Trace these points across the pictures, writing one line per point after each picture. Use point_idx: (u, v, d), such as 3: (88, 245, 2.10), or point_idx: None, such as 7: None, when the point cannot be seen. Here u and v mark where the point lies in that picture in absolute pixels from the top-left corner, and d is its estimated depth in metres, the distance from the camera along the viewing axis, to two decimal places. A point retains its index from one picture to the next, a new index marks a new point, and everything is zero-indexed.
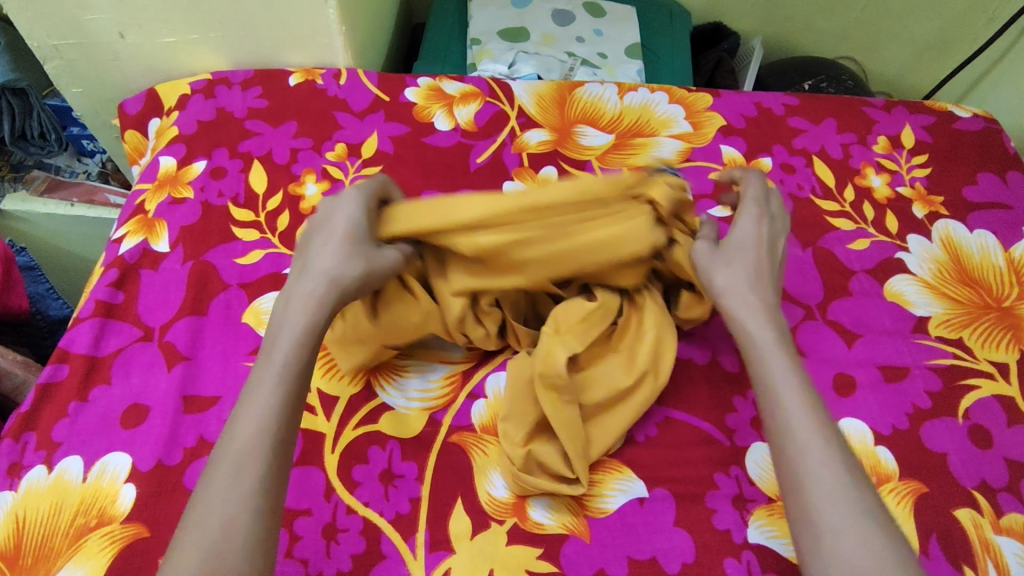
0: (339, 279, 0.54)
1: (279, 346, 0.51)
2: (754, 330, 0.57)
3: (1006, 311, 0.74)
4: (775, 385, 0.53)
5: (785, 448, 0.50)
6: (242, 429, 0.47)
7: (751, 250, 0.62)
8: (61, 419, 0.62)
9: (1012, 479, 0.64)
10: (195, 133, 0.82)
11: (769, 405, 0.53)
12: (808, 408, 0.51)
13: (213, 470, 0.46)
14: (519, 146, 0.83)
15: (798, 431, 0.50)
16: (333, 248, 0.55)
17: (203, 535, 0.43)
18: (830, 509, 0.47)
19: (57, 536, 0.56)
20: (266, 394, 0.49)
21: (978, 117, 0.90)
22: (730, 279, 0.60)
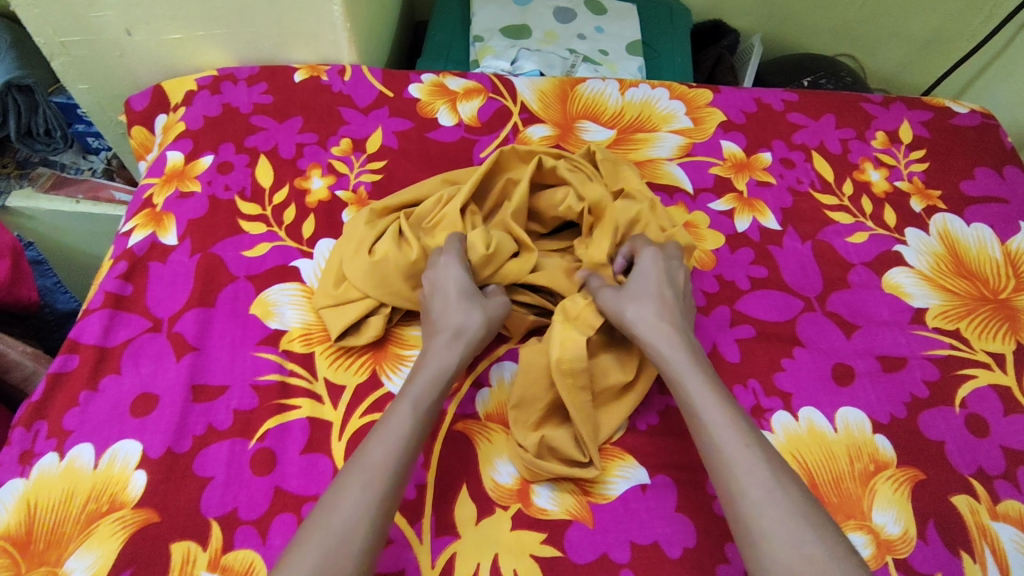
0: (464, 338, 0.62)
1: (415, 382, 0.58)
2: (671, 355, 0.60)
3: (1002, 303, 0.75)
4: (698, 406, 0.56)
5: (716, 462, 0.53)
6: (372, 449, 0.53)
7: (657, 285, 0.65)
8: (71, 408, 0.63)
9: (1008, 466, 0.66)
10: (202, 128, 0.83)
11: (696, 426, 0.56)
12: (730, 424, 0.54)
13: (343, 480, 0.51)
14: (521, 141, 0.84)
15: (725, 447, 0.53)
16: (456, 306, 0.63)
17: (327, 537, 0.48)
18: (769, 518, 0.49)
19: (69, 522, 0.57)
20: (400, 422, 0.55)
21: (975, 113, 0.91)
22: (636, 310, 0.62)
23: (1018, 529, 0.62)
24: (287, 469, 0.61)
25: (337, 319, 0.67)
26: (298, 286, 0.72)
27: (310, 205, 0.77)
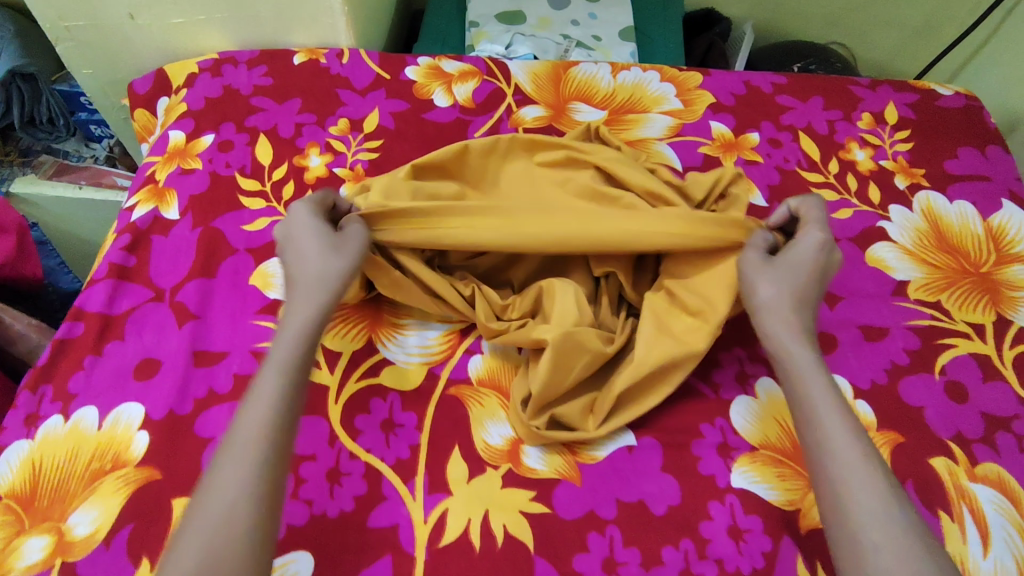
0: (313, 298, 0.57)
1: (281, 344, 0.54)
2: (794, 348, 0.57)
3: (983, 275, 0.77)
4: (812, 400, 0.54)
5: (817, 456, 0.52)
6: (245, 422, 0.50)
7: (807, 271, 0.61)
8: (76, 372, 0.65)
9: (987, 430, 0.67)
10: (203, 109, 0.85)
11: (807, 421, 0.53)
12: (847, 426, 0.52)
13: (219, 468, 0.48)
14: (515, 121, 0.86)
15: (830, 442, 0.51)
16: (319, 257, 0.59)
17: (208, 517, 0.45)
18: (874, 523, 0.47)
19: (74, 479, 0.59)
20: (265, 393, 0.51)
21: (960, 95, 0.93)
22: (770, 294, 0.60)
23: (996, 490, 0.64)
24: None
25: None
26: None
27: (308, 182, 0.79)
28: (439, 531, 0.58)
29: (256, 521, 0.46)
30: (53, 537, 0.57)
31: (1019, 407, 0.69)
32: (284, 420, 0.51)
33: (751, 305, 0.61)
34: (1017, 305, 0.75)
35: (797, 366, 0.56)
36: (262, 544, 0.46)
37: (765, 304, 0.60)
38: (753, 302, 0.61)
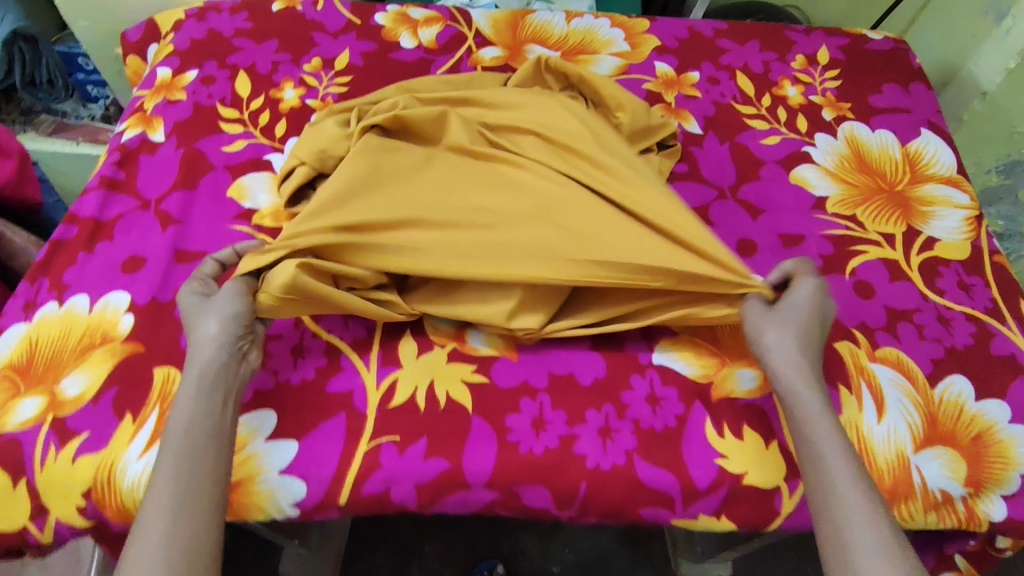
0: (198, 375, 0.57)
1: (177, 412, 0.55)
2: (803, 395, 0.58)
3: (897, 193, 0.84)
4: (820, 447, 0.55)
5: (824, 501, 0.52)
6: (155, 492, 0.51)
7: (808, 316, 0.62)
8: (71, 266, 0.73)
9: (890, 321, 0.74)
10: (188, 49, 0.93)
11: (813, 468, 0.54)
12: (854, 473, 0.53)
13: (130, 548, 0.49)
14: (474, 61, 0.94)
15: (838, 489, 0.52)
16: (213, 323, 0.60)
17: None
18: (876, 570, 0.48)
19: (67, 352, 0.67)
20: (168, 463, 0.52)
21: (888, 39, 1.01)
22: (788, 337, 0.60)
23: (895, 369, 0.70)
24: None
25: (287, 188, 0.76)
26: (269, 174, 0.81)
27: (283, 111, 0.87)
28: (389, 395, 0.65)
29: None
30: (47, 397, 0.64)
31: (921, 302, 0.76)
32: (191, 480, 0.52)
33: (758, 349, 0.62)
34: (926, 218, 0.82)
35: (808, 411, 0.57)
36: None
37: (774, 353, 0.60)
38: (762, 350, 0.61)
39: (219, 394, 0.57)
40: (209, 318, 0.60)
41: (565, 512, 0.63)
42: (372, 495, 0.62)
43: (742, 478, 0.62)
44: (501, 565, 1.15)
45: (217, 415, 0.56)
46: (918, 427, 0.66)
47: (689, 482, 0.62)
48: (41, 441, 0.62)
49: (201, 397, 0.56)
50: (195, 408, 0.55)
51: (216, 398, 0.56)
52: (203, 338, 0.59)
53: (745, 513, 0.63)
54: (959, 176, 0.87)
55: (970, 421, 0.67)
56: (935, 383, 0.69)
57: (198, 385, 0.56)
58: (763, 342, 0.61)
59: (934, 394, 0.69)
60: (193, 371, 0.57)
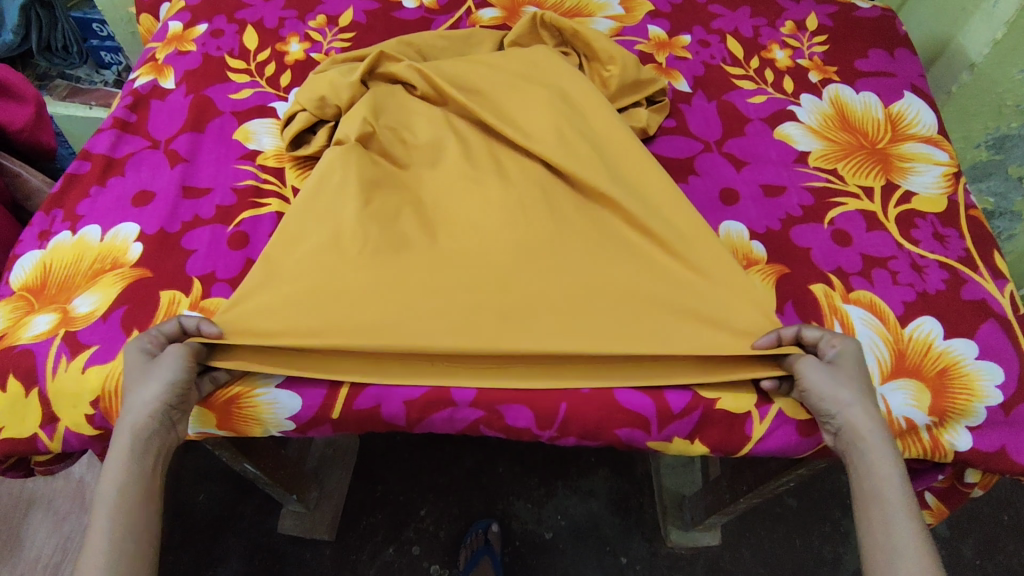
0: (129, 452, 0.58)
1: (108, 476, 0.57)
2: (875, 458, 0.58)
3: (878, 151, 0.87)
4: (890, 507, 0.57)
5: (887, 560, 0.55)
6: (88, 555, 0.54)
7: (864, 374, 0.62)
8: (84, 199, 0.77)
9: (865, 267, 0.77)
10: (199, 5, 0.97)
11: (886, 531, 0.56)
12: (924, 540, 0.55)
13: None
14: (473, 20, 0.97)
15: (911, 556, 0.55)
16: (148, 379, 0.58)
17: None
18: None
19: (79, 276, 0.71)
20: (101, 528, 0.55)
21: (876, 8, 1.04)
22: (855, 396, 0.60)
23: (867, 311, 0.73)
24: (258, 246, 0.74)
25: (288, 133, 0.79)
26: (274, 120, 0.85)
27: (288, 63, 0.91)
28: None
29: None
30: (59, 314, 0.68)
31: (896, 250, 0.78)
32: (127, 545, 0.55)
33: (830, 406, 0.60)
34: (906, 174, 0.85)
35: (880, 469, 0.58)
36: None
37: (848, 413, 0.60)
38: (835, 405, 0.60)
39: (151, 458, 0.59)
40: (149, 385, 0.58)
41: (546, 433, 0.66)
42: (362, 410, 0.64)
43: (715, 402, 0.64)
44: (495, 525, 1.18)
45: (148, 484, 0.58)
46: (886, 361, 0.69)
47: (664, 405, 0.64)
48: (53, 354, 0.65)
49: (132, 470, 0.58)
50: (127, 472, 0.57)
51: (146, 463, 0.58)
52: (137, 404, 0.58)
53: (717, 436, 0.65)
54: (940, 136, 0.90)
55: (937, 358, 0.70)
56: (904, 323, 0.72)
57: (129, 447, 0.58)
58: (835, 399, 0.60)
59: (904, 334, 0.71)
60: (124, 434, 0.58)
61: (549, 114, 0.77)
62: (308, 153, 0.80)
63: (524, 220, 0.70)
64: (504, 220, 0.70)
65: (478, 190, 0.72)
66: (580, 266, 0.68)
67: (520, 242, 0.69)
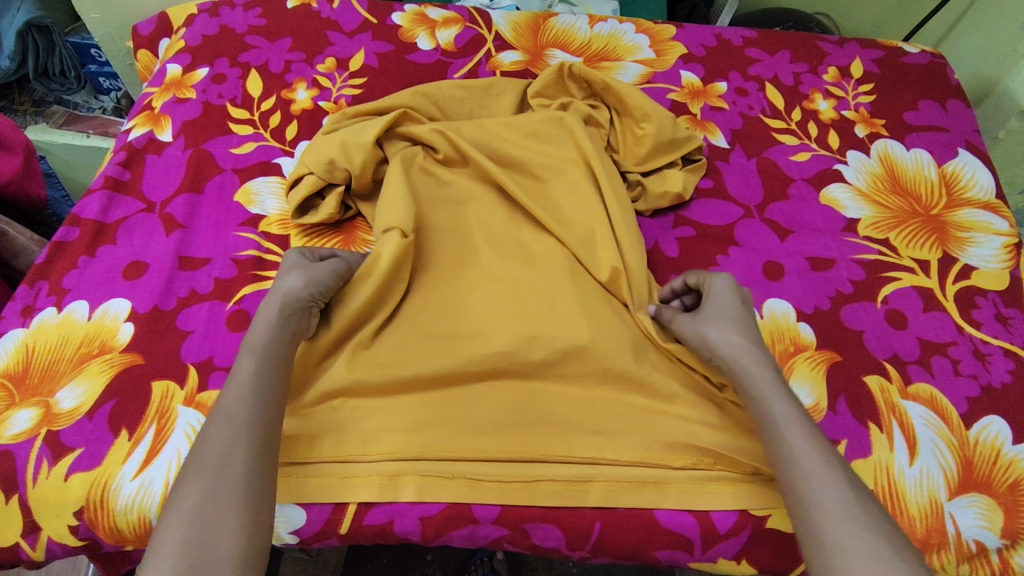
0: (260, 343, 0.56)
1: (258, 327, 0.57)
2: (755, 375, 0.57)
3: (932, 217, 0.81)
4: (780, 427, 0.53)
5: (791, 482, 0.51)
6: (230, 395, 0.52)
7: (737, 307, 0.62)
8: (71, 270, 0.71)
9: (923, 354, 0.71)
10: (200, 45, 0.90)
11: (773, 441, 0.53)
12: (809, 442, 0.52)
13: (205, 435, 0.50)
14: (493, 65, 0.91)
15: (800, 461, 0.51)
16: (304, 272, 0.60)
17: (204, 478, 0.47)
18: (843, 536, 0.46)
19: (63, 361, 0.65)
20: (244, 377, 0.54)
21: (925, 53, 0.97)
22: (717, 329, 0.60)
23: (929, 408, 0.66)
24: None
25: (294, 200, 0.73)
26: (278, 179, 0.78)
27: (295, 113, 0.85)
28: None
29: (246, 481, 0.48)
30: (41, 409, 0.62)
31: (956, 334, 0.72)
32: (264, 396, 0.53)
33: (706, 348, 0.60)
34: (964, 245, 0.78)
35: (763, 390, 0.55)
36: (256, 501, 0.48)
37: (715, 346, 0.59)
38: (705, 345, 0.60)
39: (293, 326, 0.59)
40: (292, 275, 0.60)
41: (577, 553, 0.61)
42: (374, 526, 0.59)
43: (765, 521, 0.59)
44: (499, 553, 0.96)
45: (276, 382, 0.55)
46: (952, 471, 0.63)
47: (709, 525, 0.59)
48: (33, 456, 0.60)
49: (264, 364, 0.55)
50: (274, 327, 0.57)
51: (290, 325, 0.58)
52: (280, 297, 0.59)
53: (767, 557, 0.60)
54: (998, 200, 0.83)
55: (1006, 468, 0.64)
56: (970, 424, 0.66)
57: (282, 302, 0.58)
58: (699, 337, 0.61)
59: (969, 436, 0.65)
60: (277, 296, 0.59)
61: (582, 193, 0.73)
62: (316, 219, 0.73)
63: (553, 310, 0.65)
64: (531, 314, 0.65)
65: (501, 283, 0.67)
66: (617, 361, 0.62)
67: (550, 338, 0.63)
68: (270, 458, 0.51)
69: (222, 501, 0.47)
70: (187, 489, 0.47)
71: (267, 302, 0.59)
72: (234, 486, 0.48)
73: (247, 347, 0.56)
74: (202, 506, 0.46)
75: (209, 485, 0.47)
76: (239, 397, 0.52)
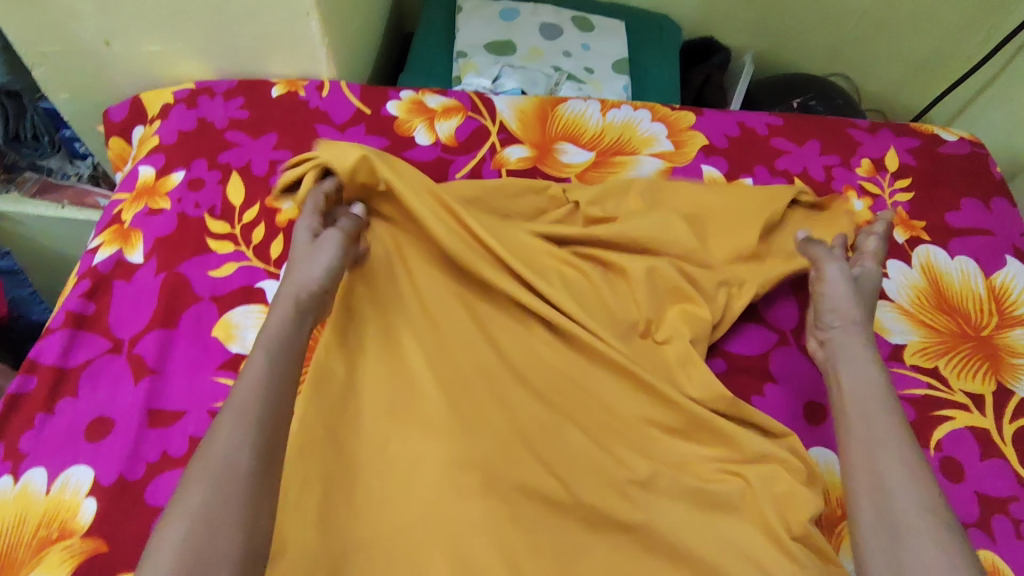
0: (274, 335, 0.55)
1: (276, 315, 0.57)
2: (857, 356, 0.60)
3: (983, 339, 0.73)
4: (876, 416, 0.54)
5: (875, 471, 0.50)
6: (244, 385, 0.50)
7: (869, 296, 0.68)
8: (27, 430, 0.62)
9: (983, 515, 0.63)
10: (176, 143, 0.82)
11: (863, 420, 0.54)
12: (898, 433, 0.52)
13: (220, 420, 0.48)
14: (498, 162, 0.83)
15: (889, 447, 0.51)
16: (327, 259, 0.63)
17: (213, 467, 0.44)
18: (917, 522, 0.46)
19: (22, 548, 0.56)
20: (263, 360, 0.52)
21: (964, 141, 0.90)
22: (859, 306, 0.66)
23: None
24: None
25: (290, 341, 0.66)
26: (261, 309, 0.70)
27: (280, 225, 0.77)
28: None
29: (256, 468, 0.45)
30: None
31: (1017, 488, 0.65)
32: (277, 390, 0.51)
33: (826, 327, 0.65)
34: (1018, 373, 0.71)
35: (865, 375, 0.58)
36: (259, 503, 0.45)
37: (840, 317, 0.65)
38: (837, 307, 0.66)
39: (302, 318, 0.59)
40: (318, 265, 0.63)
41: None
42: None
43: None
44: None
45: (291, 377, 0.53)
46: None
47: None
48: None
49: (276, 358, 0.53)
50: (289, 311, 0.58)
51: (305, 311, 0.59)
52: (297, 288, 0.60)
53: None
54: None
55: None
56: None
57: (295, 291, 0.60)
58: (835, 303, 0.66)
59: None
60: (291, 285, 0.61)
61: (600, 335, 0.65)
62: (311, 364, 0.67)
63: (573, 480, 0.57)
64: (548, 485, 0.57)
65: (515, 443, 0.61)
66: None
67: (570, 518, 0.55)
68: (280, 459, 0.48)
69: (225, 496, 0.43)
70: (190, 490, 0.43)
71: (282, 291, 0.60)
72: (239, 489, 0.44)
73: (260, 340, 0.55)
74: (210, 491, 0.43)
75: (216, 481, 0.44)
76: (251, 390, 0.50)
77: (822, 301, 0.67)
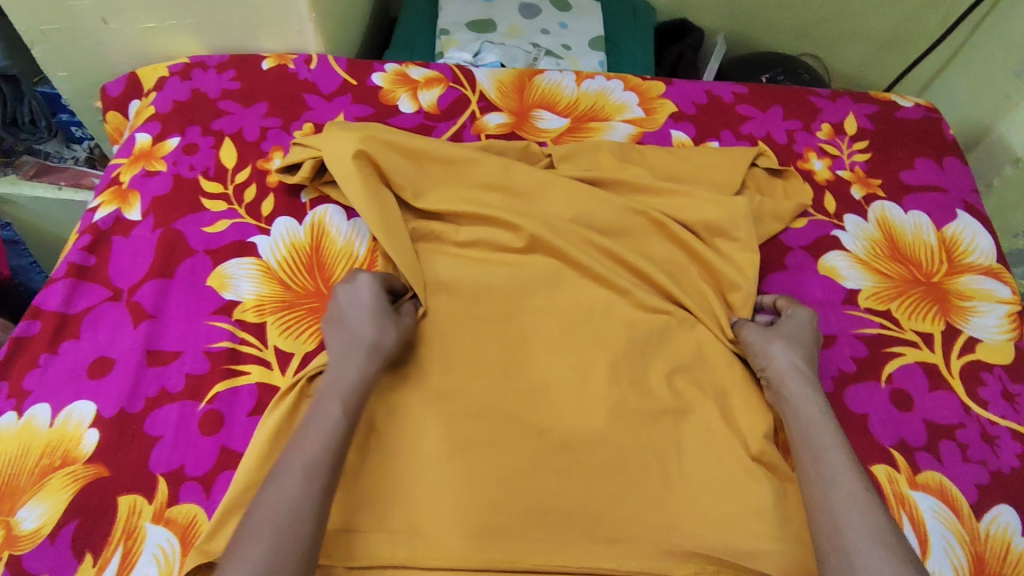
0: (349, 397, 0.57)
1: (344, 381, 0.58)
2: (801, 397, 0.62)
3: (934, 284, 0.78)
4: (819, 441, 0.58)
5: (822, 490, 0.55)
6: (308, 447, 0.52)
7: (806, 334, 0.67)
8: (32, 369, 0.66)
9: (930, 439, 0.68)
10: (171, 112, 0.87)
11: (812, 459, 0.57)
12: (847, 464, 0.56)
13: (281, 477, 0.50)
14: (478, 128, 0.88)
15: (838, 484, 0.54)
16: (391, 330, 0.62)
17: (275, 522, 0.48)
18: (870, 551, 0.50)
19: (25, 474, 0.60)
20: (326, 424, 0.54)
21: (919, 107, 0.95)
22: (782, 348, 0.65)
23: (938, 498, 0.64)
24: (234, 430, 0.63)
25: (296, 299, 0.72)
26: (253, 261, 0.74)
27: (270, 185, 0.81)
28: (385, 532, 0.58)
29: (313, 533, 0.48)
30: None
31: (963, 416, 0.70)
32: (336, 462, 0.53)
33: (770, 370, 0.65)
34: (966, 314, 0.76)
35: (809, 414, 0.60)
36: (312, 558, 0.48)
37: (775, 359, 0.65)
38: (762, 357, 0.66)
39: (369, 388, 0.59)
40: (386, 330, 0.62)
41: None
42: None
43: None
44: None
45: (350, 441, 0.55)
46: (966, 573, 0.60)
47: None
48: None
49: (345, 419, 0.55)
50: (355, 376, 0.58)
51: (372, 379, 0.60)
52: (373, 350, 0.60)
53: None
54: (1000, 265, 0.81)
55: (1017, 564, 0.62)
56: (978, 514, 0.64)
57: (364, 366, 0.59)
58: (764, 350, 0.66)
59: (978, 529, 0.63)
60: (361, 348, 0.60)
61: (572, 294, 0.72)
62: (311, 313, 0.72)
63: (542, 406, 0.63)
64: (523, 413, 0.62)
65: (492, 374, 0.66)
66: None
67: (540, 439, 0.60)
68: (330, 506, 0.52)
69: (283, 555, 0.46)
70: (247, 546, 0.46)
71: (351, 357, 0.60)
72: (299, 547, 0.47)
73: (334, 396, 0.56)
74: (273, 542, 0.47)
75: (278, 538, 0.47)
76: (320, 454, 0.52)
77: (748, 353, 0.68)
